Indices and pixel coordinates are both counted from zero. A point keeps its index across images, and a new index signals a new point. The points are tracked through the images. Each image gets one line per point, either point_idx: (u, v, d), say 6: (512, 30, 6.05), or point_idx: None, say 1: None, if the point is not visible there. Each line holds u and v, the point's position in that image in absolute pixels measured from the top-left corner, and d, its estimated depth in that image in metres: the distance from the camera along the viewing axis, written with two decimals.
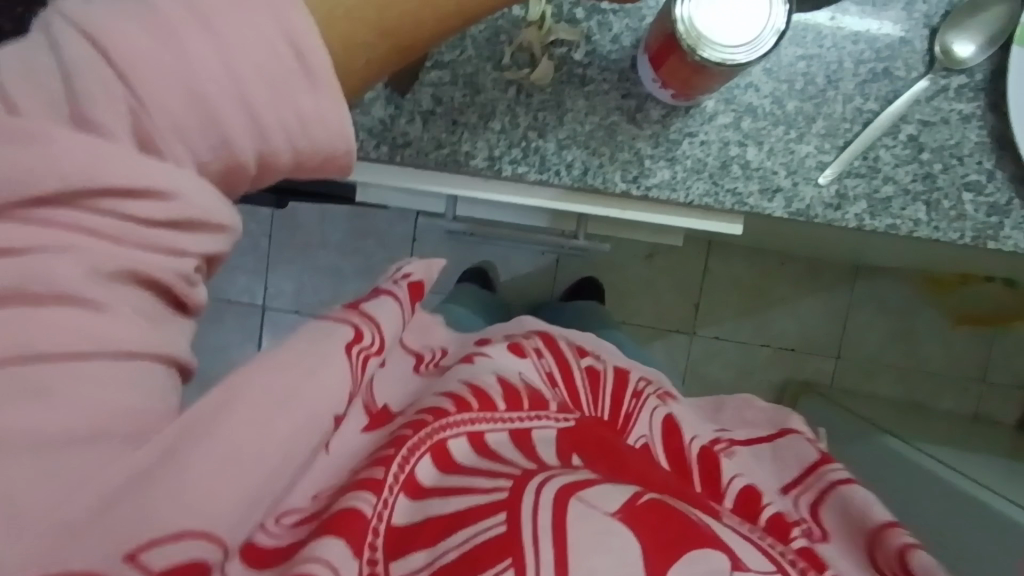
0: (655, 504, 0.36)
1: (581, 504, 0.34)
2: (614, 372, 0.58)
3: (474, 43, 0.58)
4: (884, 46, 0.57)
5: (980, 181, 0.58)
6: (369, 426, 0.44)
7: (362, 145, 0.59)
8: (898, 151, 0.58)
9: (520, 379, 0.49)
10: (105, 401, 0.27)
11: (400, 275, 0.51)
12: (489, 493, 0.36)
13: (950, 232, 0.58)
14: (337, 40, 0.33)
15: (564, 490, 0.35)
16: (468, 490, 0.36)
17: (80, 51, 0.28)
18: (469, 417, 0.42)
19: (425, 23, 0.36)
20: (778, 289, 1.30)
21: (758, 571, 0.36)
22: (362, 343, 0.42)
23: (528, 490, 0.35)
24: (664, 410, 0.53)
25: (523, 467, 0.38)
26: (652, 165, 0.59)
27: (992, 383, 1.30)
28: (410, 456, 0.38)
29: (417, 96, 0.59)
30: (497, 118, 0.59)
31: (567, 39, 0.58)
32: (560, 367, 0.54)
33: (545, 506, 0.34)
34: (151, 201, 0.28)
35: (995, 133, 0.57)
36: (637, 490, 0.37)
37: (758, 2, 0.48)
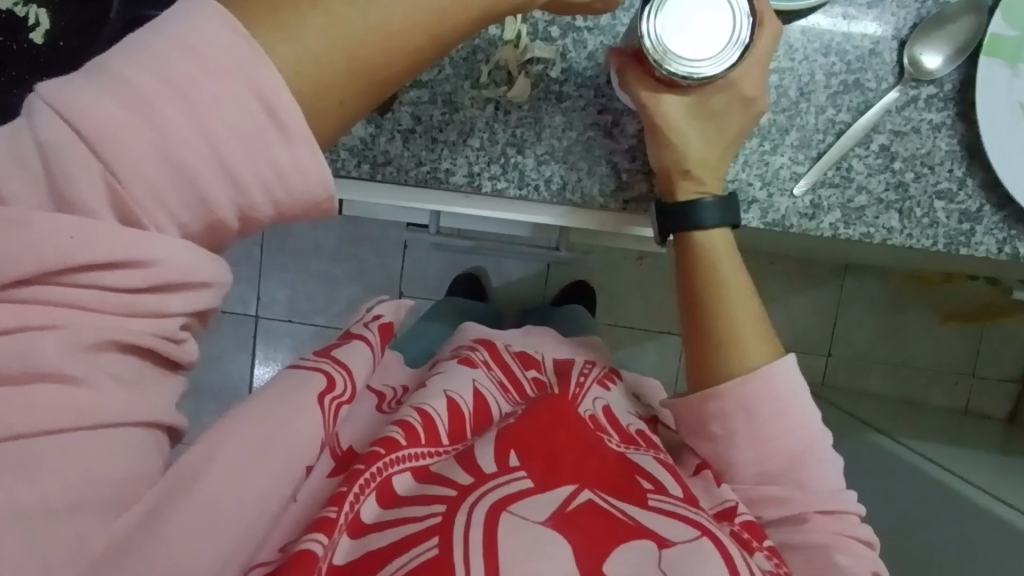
0: (581, 507, 0.46)
1: (514, 517, 0.44)
2: (557, 377, 0.66)
3: (452, 62, 0.59)
4: (855, 58, 0.58)
5: (951, 189, 0.59)
6: (334, 470, 0.50)
7: (344, 165, 0.60)
8: (871, 161, 0.58)
9: (466, 396, 0.57)
10: (88, 472, 0.30)
11: (372, 317, 0.62)
12: (422, 520, 0.44)
13: (922, 240, 0.59)
14: (309, 84, 0.35)
15: (494, 508, 0.44)
16: (406, 519, 0.44)
17: (54, 132, 0.29)
18: (416, 451, 0.50)
19: (394, 57, 0.37)
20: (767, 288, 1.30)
21: (682, 540, 0.46)
22: (335, 392, 0.50)
23: (461, 509, 0.44)
24: (602, 402, 0.62)
25: (456, 487, 0.46)
26: (629, 179, 0.60)
27: (981, 378, 1.31)
28: (361, 494, 0.45)
29: (397, 115, 0.59)
30: (475, 135, 0.60)
31: (543, 57, 0.59)
32: (506, 378, 0.64)
33: (476, 524, 0.43)
34: (130, 271, 0.31)
35: (965, 141, 0.58)
36: (569, 495, 0.47)
37: (723, 10, 0.48)
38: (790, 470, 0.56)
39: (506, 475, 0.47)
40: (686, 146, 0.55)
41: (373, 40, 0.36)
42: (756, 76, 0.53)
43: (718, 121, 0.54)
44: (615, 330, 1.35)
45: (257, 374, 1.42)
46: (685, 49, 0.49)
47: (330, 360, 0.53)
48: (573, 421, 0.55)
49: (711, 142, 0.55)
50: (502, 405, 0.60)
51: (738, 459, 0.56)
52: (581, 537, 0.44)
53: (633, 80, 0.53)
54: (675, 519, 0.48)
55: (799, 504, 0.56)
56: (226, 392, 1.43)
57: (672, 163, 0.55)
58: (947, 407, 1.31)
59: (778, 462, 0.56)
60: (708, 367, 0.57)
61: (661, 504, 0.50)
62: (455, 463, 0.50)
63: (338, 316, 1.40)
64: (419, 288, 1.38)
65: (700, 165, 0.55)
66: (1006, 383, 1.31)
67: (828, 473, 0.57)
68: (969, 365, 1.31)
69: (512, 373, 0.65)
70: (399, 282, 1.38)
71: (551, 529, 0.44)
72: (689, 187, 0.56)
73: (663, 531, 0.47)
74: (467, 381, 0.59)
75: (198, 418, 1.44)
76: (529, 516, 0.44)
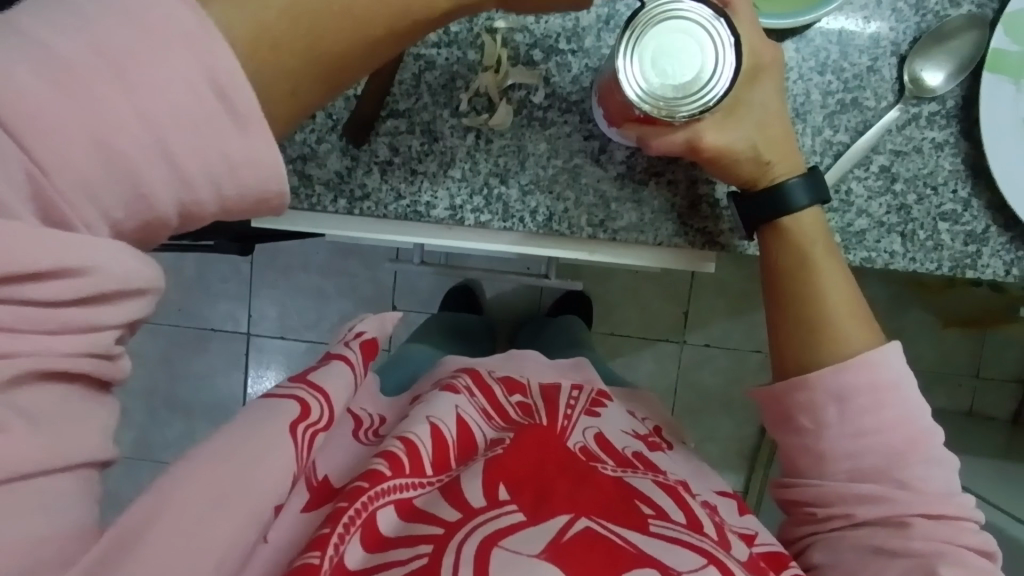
0: (581, 536, 0.44)
1: (506, 552, 0.42)
2: (543, 398, 0.64)
3: (430, 90, 0.57)
4: (853, 76, 0.55)
5: (955, 211, 0.56)
6: (308, 506, 0.48)
7: (319, 199, 0.58)
8: (870, 183, 0.56)
9: (450, 419, 0.55)
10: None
11: (355, 335, 0.58)
12: (407, 563, 0.42)
13: (927, 263, 0.56)
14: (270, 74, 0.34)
15: (486, 541, 0.42)
16: (392, 563, 0.43)
17: None
18: (401, 482, 0.48)
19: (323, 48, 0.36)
20: None
21: (686, 571, 0.44)
22: (309, 421, 0.47)
23: (449, 548, 0.42)
24: (593, 429, 0.60)
25: (446, 525, 0.44)
26: (619, 208, 0.57)
27: (984, 380, 1.29)
28: (346, 535, 0.43)
29: (373, 147, 0.57)
30: (456, 166, 0.57)
31: (524, 82, 0.56)
32: (490, 403, 0.61)
33: (466, 561, 0.41)
34: (61, 281, 0.29)
35: (970, 160, 0.55)
36: (569, 521, 0.45)
37: (688, 31, 0.46)
38: (888, 469, 0.51)
39: (495, 510, 0.45)
40: (750, 143, 0.52)
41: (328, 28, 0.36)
42: (759, 45, 0.51)
43: (749, 111, 0.52)
44: (611, 339, 1.32)
45: (249, 392, 1.40)
46: (684, 85, 0.46)
47: (306, 385, 0.50)
48: (560, 447, 0.53)
49: (767, 124, 0.52)
50: (486, 433, 0.57)
51: (828, 452, 0.53)
52: (578, 571, 0.42)
53: (660, 139, 0.50)
54: (679, 547, 0.46)
55: (902, 505, 0.50)
56: (219, 410, 1.41)
57: (751, 164, 0.52)
58: (951, 410, 1.29)
59: (863, 462, 0.52)
60: (799, 352, 0.54)
61: (663, 529, 0.47)
62: (439, 499, 0.47)
63: (330, 332, 1.37)
64: (411, 302, 1.35)
65: (774, 148, 0.53)
66: (1009, 385, 1.28)
67: (935, 475, 0.51)
68: (972, 368, 1.28)
69: (497, 402, 0.62)
70: (390, 296, 1.35)
71: (546, 561, 0.42)
72: (778, 171, 0.53)
73: (667, 559, 0.44)
74: (450, 409, 0.56)
75: (190, 438, 1.42)
76: (521, 550, 0.42)
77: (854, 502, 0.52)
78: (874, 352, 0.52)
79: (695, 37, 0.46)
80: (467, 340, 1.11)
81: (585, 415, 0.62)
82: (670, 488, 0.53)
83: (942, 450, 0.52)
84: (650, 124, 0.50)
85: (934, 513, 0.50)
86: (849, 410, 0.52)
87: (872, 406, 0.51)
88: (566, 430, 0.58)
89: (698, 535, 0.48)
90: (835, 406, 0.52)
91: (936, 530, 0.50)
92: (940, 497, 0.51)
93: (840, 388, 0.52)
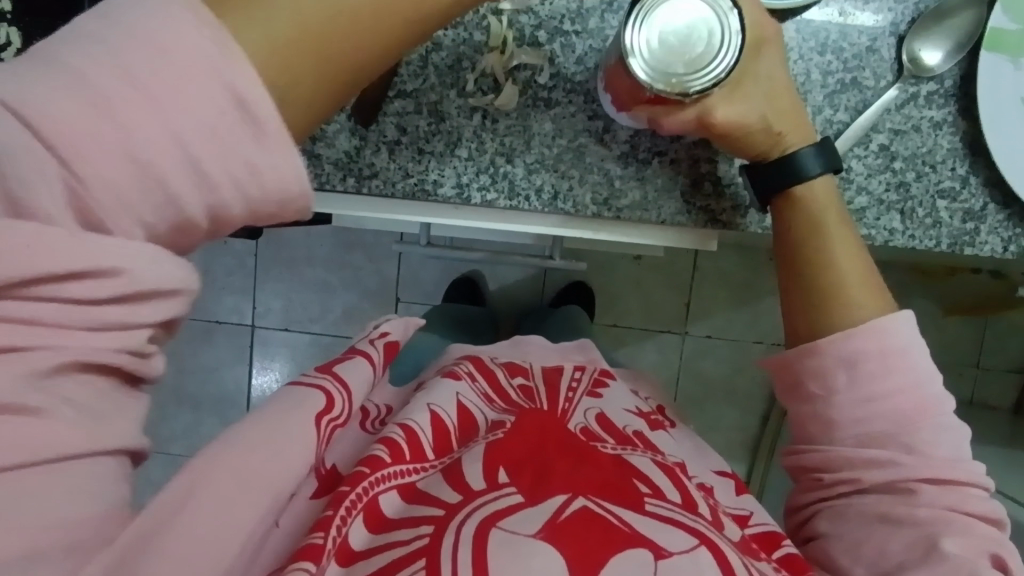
0: (580, 517, 0.45)
1: (503, 533, 0.43)
2: (544, 383, 0.65)
3: (436, 71, 0.58)
4: (852, 56, 0.56)
5: (954, 187, 0.57)
6: (318, 492, 0.49)
7: (328, 178, 0.59)
8: (870, 161, 0.57)
9: (450, 405, 0.56)
10: (29, 535, 0.29)
11: (379, 335, 0.59)
12: (409, 543, 0.43)
13: (926, 240, 0.57)
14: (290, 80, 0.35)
15: (484, 522, 0.43)
16: (395, 543, 0.44)
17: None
18: (400, 469, 0.49)
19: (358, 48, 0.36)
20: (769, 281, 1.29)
21: (678, 552, 0.44)
22: (332, 413, 0.48)
23: (449, 529, 0.43)
24: (595, 410, 0.61)
25: (447, 506, 0.45)
26: (623, 186, 0.58)
27: (985, 368, 1.30)
28: (348, 518, 0.44)
29: (381, 127, 0.58)
30: (463, 145, 0.58)
31: (530, 63, 0.57)
32: (493, 387, 0.62)
33: (465, 542, 0.42)
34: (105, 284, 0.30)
35: (968, 138, 0.56)
36: (565, 503, 0.46)
37: (692, 11, 0.47)
38: (895, 438, 0.52)
39: (493, 493, 0.46)
40: (759, 118, 0.52)
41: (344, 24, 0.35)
42: (760, 20, 0.51)
43: (754, 84, 0.53)
44: (614, 330, 1.33)
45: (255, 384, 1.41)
46: (693, 63, 0.47)
47: (331, 377, 0.51)
48: (560, 433, 0.54)
49: (774, 102, 0.53)
50: (488, 414, 0.58)
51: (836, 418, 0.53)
52: (573, 554, 0.42)
53: (672, 117, 0.51)
54: (674, 527, 0.46)
55: (908, 470, 0.51)
56: (225, 402, 1.42)
57: (763, 136, 0.53)
58: (953, 399, 1.30)
59: (868, 433, 0.53)
60: (810, 322, 0.55)
61: (658, 509, 0.48)
62: (442, 481, 0.48)
63: (334, 324, 1.38)
64: (416, 293, 1.36)
65: (782, 124, 0.53)
66: (1009, 373, 1.29)
67: (942, 441, 0.52)
68: (974, 357, 1.29)
69: (498, 384, 0.63)
70: (395, 288, 1.36)
71: (544, 542, 0.42)
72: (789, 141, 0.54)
73: (660, 539, 0.45)
74: (450, 395, 0.57)
75: (196, 430, 1.43)
76: (518, 530, 0.43)
77: (861, 466, 0.53)
78: (884, 320, 0.52)
79: (700, 16, 0.47)
80: (471, 330, 1.12)
81: (586, 396, 0.63)
82: (668, 468, 0.54)
83: (951, 417, 0.53)
84: (659, 104, 0.50)
85: (937, 479, 0.51)
86: (859, 376, 0.52)
87: (880, 372, 0.52)
88: (567, 413, 0.59)
89: (695, 517, 0.48)
90: (845, 371, 0.52)
91: (942, 495, 0.51)
92: (947, 462, 0.51)
93: (846, 361, 0.52)
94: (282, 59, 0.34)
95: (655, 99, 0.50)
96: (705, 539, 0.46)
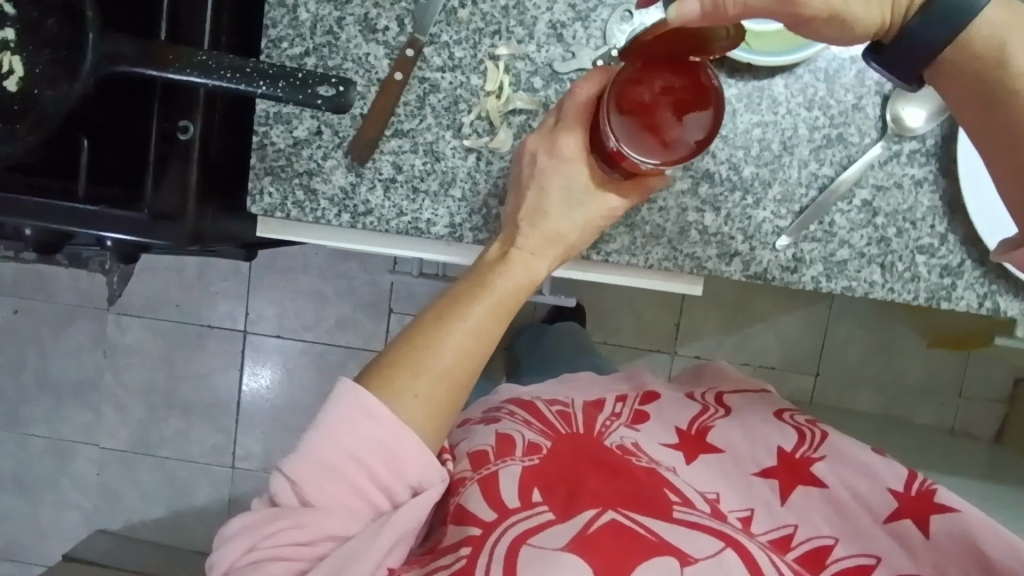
0: (605, 530, 0.48)
1: (533, 548, 0.47)
2: (583, 410, 0.65)
3: (433, 112, 0.59)
4: (838, 113, 0.58)
5: (932, 244, 0.58)
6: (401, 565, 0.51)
7: (323, 214, 0.60)
8: (853, 216, 0.58)
9: (490, 446, 0.58)
10: None
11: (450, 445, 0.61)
12: (451, 565, 0.48)
13: (904, 293, 0.59)
14: (430, 422, 0.50)
15: (517, 541, 0.47)
16: (439, 566, 0.48)
17: None
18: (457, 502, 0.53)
19: (467, 367, 0.52)
20: (759, 306, 1.32)
21: (702, 558, 0.47)
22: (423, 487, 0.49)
23: (484, 547, 0.47)
24: (628, 438, 0.61)
25: (484, 522, 0.49)
26: (612, 231, 0.60)
27: (968, 397, 1.31)
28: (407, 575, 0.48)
29: (377, 164, 0.60)
30: (457, 185, 0.60)
31: (524, 108, 0.59)
32: (531, 415, 0.64)
33: (497, 560, 0.47)
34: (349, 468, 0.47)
35: (947, 197, 0.58)
36: (591, 518, 0.49)
37: None
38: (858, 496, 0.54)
39: (526, 510, 0.50)
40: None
41: (459, 360, 0.52)
42: None
43: None
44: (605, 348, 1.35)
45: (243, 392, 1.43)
46: None
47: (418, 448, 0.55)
48: (593, 450, 0.57)
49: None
50: (527, 435, 0.59)
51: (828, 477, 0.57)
52: (598, 561, 0.46)
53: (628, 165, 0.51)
54: (699, 531, 0.49)
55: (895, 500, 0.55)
56: None
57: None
58: (936, 427, 1.32)
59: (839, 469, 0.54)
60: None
61: (686, 516, 0.50)
62: (478, 494, 0.52)
63: None
64: None
65: None
66: (993, 402, 1.31)
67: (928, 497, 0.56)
68: (957, 386, 1.31)
69: (538, 412, 0.65)
70: None
71: (571, 553, 0.46)
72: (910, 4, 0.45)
73: (685, 546, 0.48)
74: (490, 435, 0.60)
75: None
76: (547, 545, 0.47)
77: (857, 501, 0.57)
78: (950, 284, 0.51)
79: None
80: None
81: (626, 426, 0.64)
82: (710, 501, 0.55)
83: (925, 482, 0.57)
84: (620, 159, 0.50)
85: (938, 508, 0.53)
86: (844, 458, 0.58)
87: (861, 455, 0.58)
88: (604, 433, 0.62)
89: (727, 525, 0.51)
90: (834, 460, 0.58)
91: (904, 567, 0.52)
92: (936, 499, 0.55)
93: None
94: (428, 412, 0.50)
95: (615, 153, 0.50)
96: (734, 541, 0.48)
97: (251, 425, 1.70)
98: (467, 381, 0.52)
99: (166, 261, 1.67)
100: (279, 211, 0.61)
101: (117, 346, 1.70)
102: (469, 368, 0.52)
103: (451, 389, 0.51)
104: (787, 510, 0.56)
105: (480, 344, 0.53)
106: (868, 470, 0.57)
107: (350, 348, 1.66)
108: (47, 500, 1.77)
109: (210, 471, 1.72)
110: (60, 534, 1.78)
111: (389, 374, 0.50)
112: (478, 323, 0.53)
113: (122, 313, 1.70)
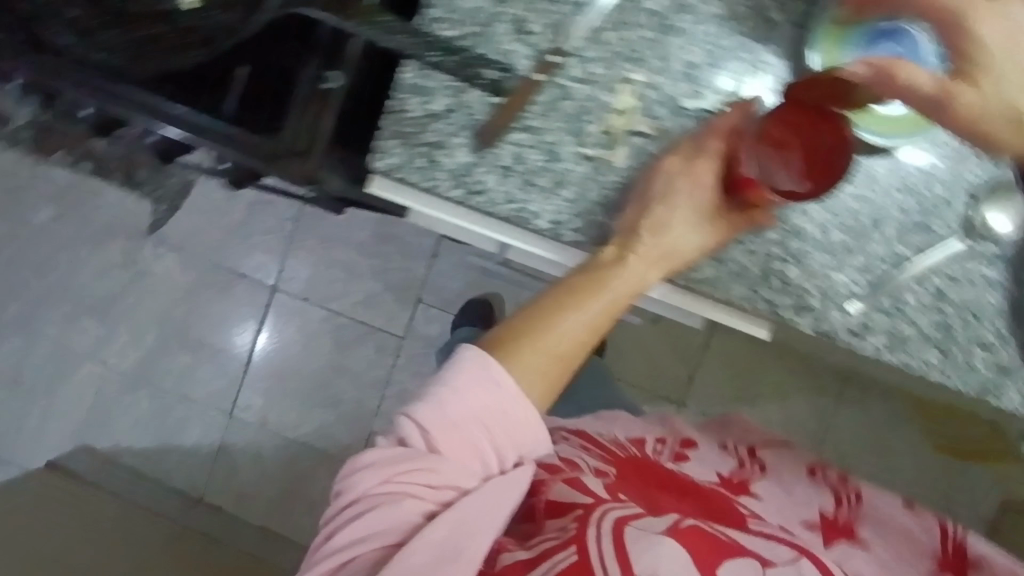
0: (694, 528, 0.56)
1: (638, 530, 0.54)
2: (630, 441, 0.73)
3: (561, 116, 0.64)
4: (930, 203, 0.62)
5: (991, 341, 0.63)
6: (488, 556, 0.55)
7: (438, 184, 0.64)
8: (924, 299, 0.62)
9: (561, 454, 0.65)
10: None
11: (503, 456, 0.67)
12: (559, 537, 0.54)
13: (957, 381, 0.63)
14: (540, 393, 0.54)
15: (622, 522, 0.54)
16: (545, 539, 0.54)
17: None
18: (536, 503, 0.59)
19: (579, 352, 0.57)
20: (771, 374, 1.39)
21: (783, 565, 0.55)
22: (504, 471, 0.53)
23: (591, 523, 0.54)
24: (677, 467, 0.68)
25: (587, 506, 0.56)
26: (700, 261, 0.64)
27: (952, 506, 1.36)
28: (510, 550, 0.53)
29: (498, 151, 0.64)
30: (567, 186, 0.64)
31: (646, 132, 0.63)
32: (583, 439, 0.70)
33: (606, 534, 0.53)
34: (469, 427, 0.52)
35: (1013, 301, 0.62)
36: (680, 518, 0.57)
37: None
38: None
39: (620, 503, 0.57)
40: None
41: (574, 345, 0.56)
42: None
43: None
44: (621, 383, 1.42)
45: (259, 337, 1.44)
46: None
47: None
48: (657, 471, 0.66)
49: None
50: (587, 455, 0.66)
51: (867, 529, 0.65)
52: (693, 549, 0.53)
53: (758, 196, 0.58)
54: (775, 543, 0.58)
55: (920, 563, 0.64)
56: None
57: None
58: None
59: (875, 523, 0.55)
60: None
61: (762, 530, 0.59)
62: (569, 491, 0.59)
63: None
64: None
65: None
66: (975, 515, 1.36)
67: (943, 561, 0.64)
68: (944, 493, 1.36)
69: (590, 438, 0.71)
70: None
71: (671, 538, 0.53)
72: None
73: (766, 554, 0.56)
74: (551, 449, 0.66)
75: None
76: (649, 530, 0.54)
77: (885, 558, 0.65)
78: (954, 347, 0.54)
79: None
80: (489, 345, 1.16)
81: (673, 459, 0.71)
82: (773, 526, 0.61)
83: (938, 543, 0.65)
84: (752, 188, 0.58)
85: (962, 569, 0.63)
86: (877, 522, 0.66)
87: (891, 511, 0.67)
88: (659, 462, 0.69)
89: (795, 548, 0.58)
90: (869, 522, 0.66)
91: None
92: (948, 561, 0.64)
93: None
94: (540, 385, 0.54)
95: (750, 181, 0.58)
96: (803, 552, 0.58)
97: (257, 378, 1.73)
98: (578, 364, 0.57)
99: (215, 202, 1.70)
100: (398, 172, 0.64)
101: (148, 272, 1.74)
102: (581, 354, 0.57)
103: (563, 369, 0.55)
104: (829, 551, 0.62)
105: (594, 336, 0.57)
106: (900, 526, 0.66)
107: (371, 327, 1.70)
108: (39, 405, 1.78)
109: (206, 414, 1.74)
110: (42, 442, 1.78)
111: (512, 343, 0.55)
112: (596, 317, 0.58)
113: (160, 242, 1.73)
